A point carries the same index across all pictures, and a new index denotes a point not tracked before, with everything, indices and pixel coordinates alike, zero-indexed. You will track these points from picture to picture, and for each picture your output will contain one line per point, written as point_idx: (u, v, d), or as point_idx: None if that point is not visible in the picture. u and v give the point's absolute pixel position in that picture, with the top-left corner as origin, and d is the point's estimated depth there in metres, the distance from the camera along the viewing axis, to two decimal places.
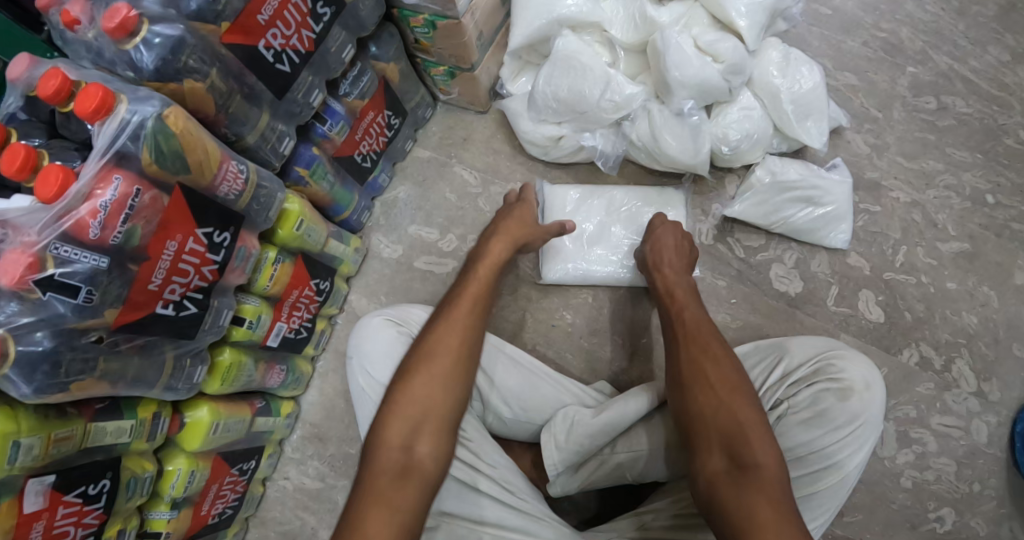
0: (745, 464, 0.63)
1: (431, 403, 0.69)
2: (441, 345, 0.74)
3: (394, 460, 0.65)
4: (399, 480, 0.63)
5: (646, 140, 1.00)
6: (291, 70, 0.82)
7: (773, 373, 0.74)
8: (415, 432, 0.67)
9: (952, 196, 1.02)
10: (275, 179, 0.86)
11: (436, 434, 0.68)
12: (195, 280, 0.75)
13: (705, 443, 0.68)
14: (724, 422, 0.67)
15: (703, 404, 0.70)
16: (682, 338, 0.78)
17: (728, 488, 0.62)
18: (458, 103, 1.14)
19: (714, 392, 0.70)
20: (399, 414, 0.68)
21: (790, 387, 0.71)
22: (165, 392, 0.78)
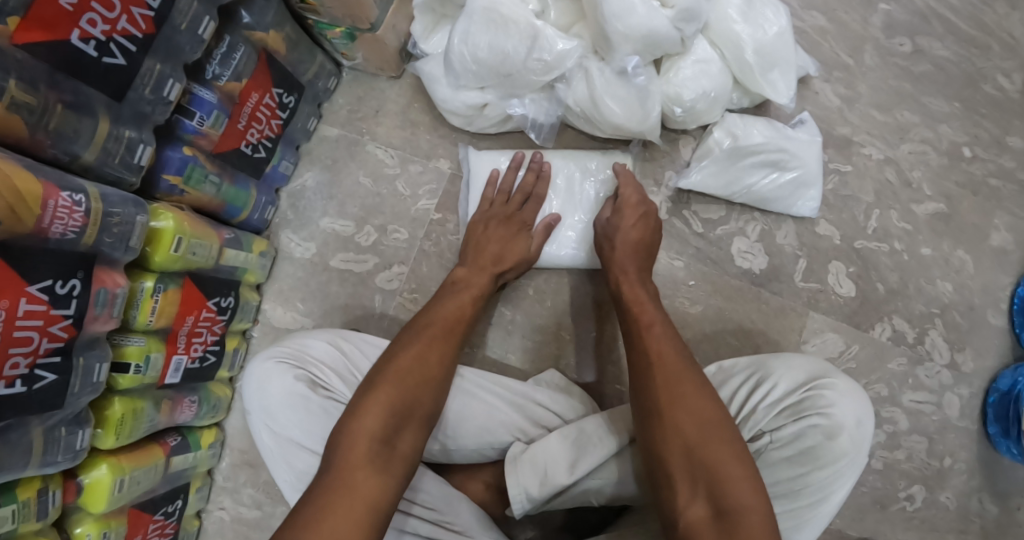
0: (727, 506, 0.54)
1: (420, 396, 0.65)
2: (433, 344, 0.69)
3: (373, 450, 0.59)
4: (377, 471, 0.57)
5: (585, 105, 0.84)
6: (128, 63, 0.65)
7: (753, 396, 0.67)
8: (400, 425, 0.62)
9: (929, 151, 0.94)
10: (130, 199, 0.71)
11: (420, 431, 0.63)
12: (43, 343, 0.63)
13: (683, 483, 0.57)
14: (708, 461, 0.57)
15: (681, 430, 0.59)
16: (653, 346, 0.67)
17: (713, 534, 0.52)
18: (365, 69, 0.96)
19: (690, 424, 0.59)
20: (380, 403, 0.62)
21: (775, 417, 0.65)
22: (43, 468, 0.69)
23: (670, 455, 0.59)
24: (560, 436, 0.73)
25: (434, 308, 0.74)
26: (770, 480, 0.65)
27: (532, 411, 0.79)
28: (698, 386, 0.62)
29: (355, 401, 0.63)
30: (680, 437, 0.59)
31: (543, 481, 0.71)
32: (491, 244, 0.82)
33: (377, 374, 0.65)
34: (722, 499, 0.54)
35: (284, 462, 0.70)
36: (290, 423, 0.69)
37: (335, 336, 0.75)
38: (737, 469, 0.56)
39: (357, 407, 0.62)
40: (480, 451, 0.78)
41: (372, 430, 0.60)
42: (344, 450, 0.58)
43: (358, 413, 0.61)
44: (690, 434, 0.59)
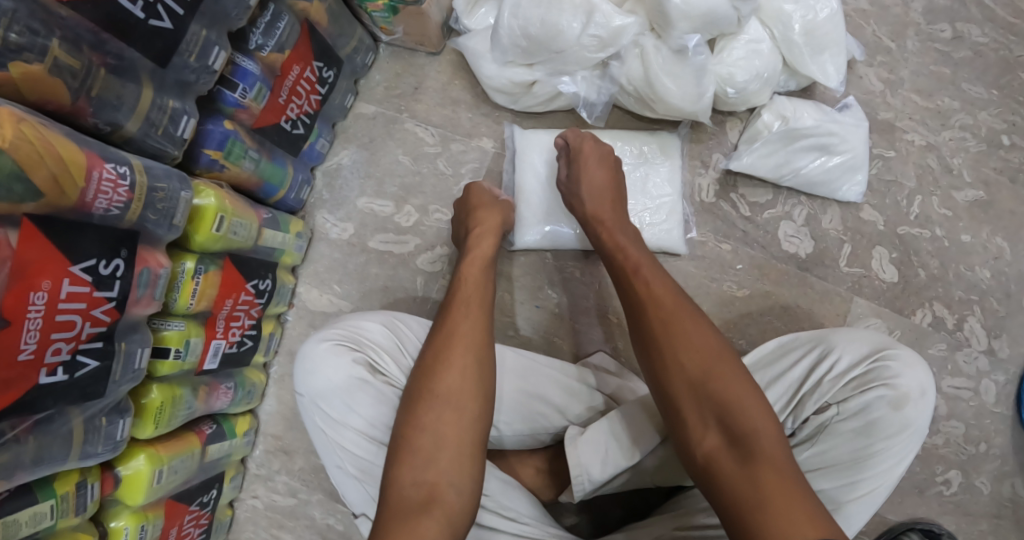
0: (742, 433, 0.54)
1: (448, 423, 0.61)
2: (456, 366, 0.64)
3: (413, 495, 0.57)
4: (420, 517, 0.55)
5: (639, 84, 0.83)
6: (175, 26, 0.61)
7: (818, 367, 0.68)
8: (433, 464, 0.59)
9: (968, 138, 0.93)
10: (173, 173, 0.67)
11: (461, 460, 0.60)
12: (85, 328, 0.60)
13: (692, 410, 0.57)
14: (703, 383, 0.58)
15: (682, 367, 0.59)
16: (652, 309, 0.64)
17: (733, 464, 0.53)
18: (403, 44, 0.93)
19: (686, 352, 0.60)
20: (413, 447, 0.60)
21: (841, 388, 0.67)
22: (82, 460, 0.65)
23: (676, 390, 0.59)
24: (616, 416, 0.73)
25: (453, 318, 0.68)
26: (835, 450, 0.65)
27: (583, 393, 0.78)
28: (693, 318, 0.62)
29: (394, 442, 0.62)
30: (695, 385, 0.58)
31: (604, 461, 0.71)
32: (488, 213, 0.80)
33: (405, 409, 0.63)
34: (733, 425, 0.55)
35: (336, 448, 0.68)
36: (346, 407, 0.67)
37: (391, 318, 0.72)
38: (744, 394, 0.56)
39: (395, 450, 0.61)
40: (534, 436, 0.78)
41: (408, 477, 0.59)
42: (389, 502, 0.57)
43: (395, 460, 0.60)
44: (693, 371, 0.58)
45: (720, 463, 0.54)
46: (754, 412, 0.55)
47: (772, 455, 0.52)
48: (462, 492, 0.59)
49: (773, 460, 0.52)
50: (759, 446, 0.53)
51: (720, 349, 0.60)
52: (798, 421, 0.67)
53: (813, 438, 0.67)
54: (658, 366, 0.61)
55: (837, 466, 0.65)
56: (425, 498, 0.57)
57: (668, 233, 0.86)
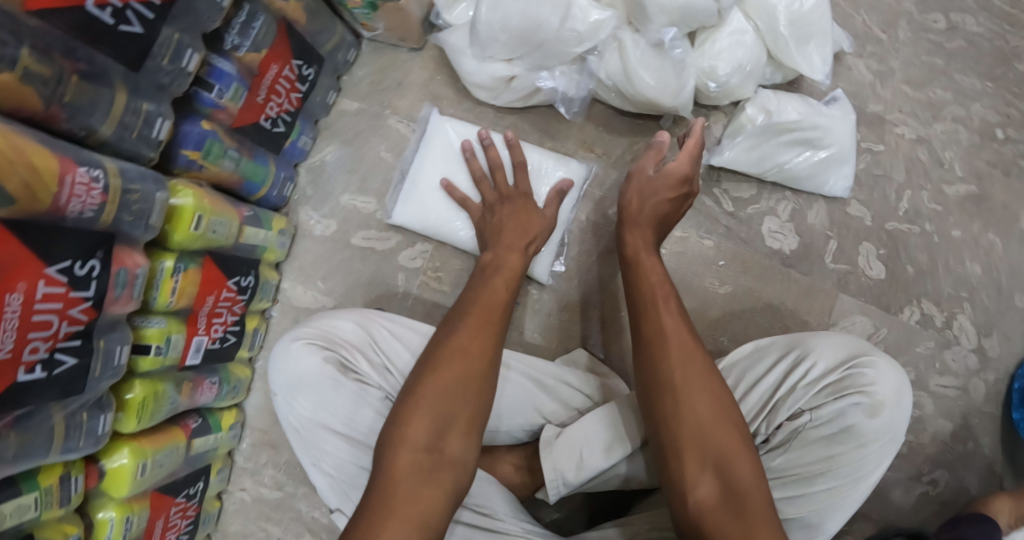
0: (737, 492, 0.55)
1: (471, 385, 0.61)
2: (470, 327, 0.65)
3: (418, 459, 0.57)
4: (428, 486, 0.55)
5: (617, 78, 0.82)
6: (146, 31, 0.62)
7: (791, 373, 0.67)
8: (446, 431, 0.59)
9: (961, 130, 0.91)
10: (148, 175, 0.67)
11: (472, 428, 0.60)
12: (63, 327, 0.61)
13: (690, 462, 0.59)
14: (710, 435, 0.59)
15: (691, 416, 0.60)
16: (661, 354, 0.64)
17: (727, 516, 0.54)
18: (387, 40, 0.93)
19: (701, 402, 0.60)
20: (427, 408, 0.59)
21: (816, 395, 0.66)
22: (64, 455, 0.67)
23: (682, 439, 0.60)
24: (595, 418, 0.72)
25: (467, 296, 0.69)
26: (807, 457, 0.65)
27: (563, 394, 0.78)
28: (700, 360, 0.63)
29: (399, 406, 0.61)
30: (702, 441, 0.59)
31: (579, 465, 0.71)
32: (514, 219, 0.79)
33: (421, 372, 0.63)
34: (732, 478, 0.56)
35: (310, 442, 0.68)
36: (316, 405, 0.68)
37: (364, 317, 0.73)
38: (738, 448, 0.58)
39: (400, 414, 0.60)
40: (510, 433, 0.78)
41: (418, 438, 0.58)
42: (388, 467, 0.56)
43: (402, 422, 0.59)
44: (704, 417, 0.60)
45: (709, 519, 0.55)
46: (746, 471, 0.57)
47: (754, 511, 0.54)
48: (467, 456, 0.59)
49: (763, 520, 0.53)
50: (746, 506, 0.54)
51: (710, 380, 0.62)
52: (772, 427, 0.67)
53: (786, 444, 0.66)
54: (670, 410, 0.61)
55: (811, 473, 0.65)
56: (431, 465, 0.57)
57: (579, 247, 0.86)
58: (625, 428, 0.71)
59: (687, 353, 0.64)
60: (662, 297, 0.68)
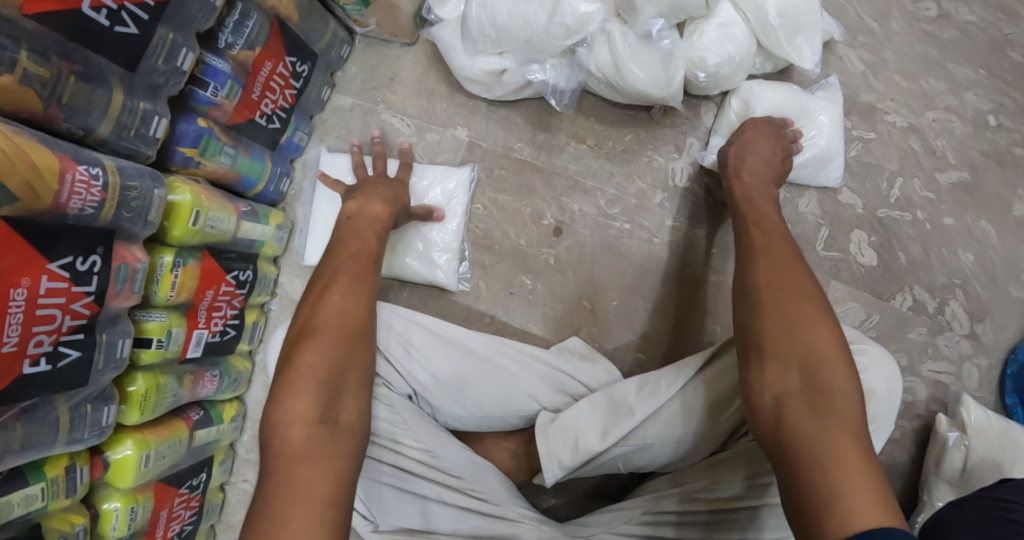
0: (820, 390, 0.52)
1: (348, 365, 0.61)
2: (340, 304, 0.66)
3: (306, 433, 0.55)
4: (317, 457, 0.53)
5: (607, 70, 0.82)
6: (141, 31, 0.63)
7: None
8: (332, 402, 0.58)
9: (954, 120, 0.92)
10: (146, 172, 0.69)
11: (357, 399, 0.61)
12: (66, 321, 0.63)
13: (772, 363, 0.56)
14: (798, 340, 0.56)
15: (777, 319, 0.58)
16: (771, 270, 0.63)
17: (805, 413, 0.51)
18: (378, 35, 0.95)
19: (788, 303, 0.59)
20: (308, 378, 0.58)
21: None
22: (70, 445, 0.69)
23: (767, 337, 0.58)
24: (590, 405, 0.74)
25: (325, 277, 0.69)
26: None
27: (557, 380, 0.80)
28: (803, 281, 0.61)
29: (279, 384, 0.59)
30: (795, 346, 0.56)
31: (575, 448, 0.71)
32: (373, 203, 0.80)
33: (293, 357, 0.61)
34: (821, 379, 0.53)
35: None
36: None
37: None
38: (836, 359, 0.55)
39: (281, 394, 0.58)
40: (506, 420, 0.79)
41: (302, 413, 0.56)
42: (277, 448, 0.54)
43: (286, 395, 0.57)
44: (785, 325, 0.58)
45: (790, 413, 0.52)
46: (837, 378, 0.53)
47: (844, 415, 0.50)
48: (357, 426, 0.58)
49: (844, 421, 0.50)
50: (831, 404, 0.51)
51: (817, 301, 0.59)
52: None
53: None
54: (760, 316, 0.60)
55: None
56: (323, 434, 0.55)
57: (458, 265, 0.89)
58: (622, 415, 0.72)
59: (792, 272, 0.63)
60: (762, 229, 0.69)
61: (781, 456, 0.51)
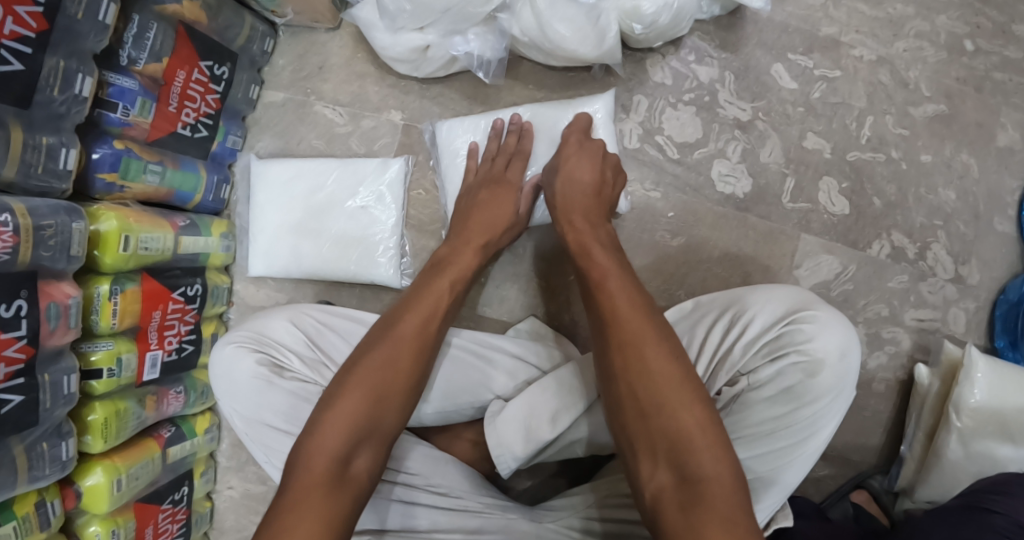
0: (692, 480, 0.51)
1: (384, 418, 0.59)
2: (412, 341, 0.63)
3: (328, 471, 0.54)
4: (334, 498, 0.52)
5: (533, 33, 0.78)
6: (27, 67, 0.61)
7: (731, 335, 0.65)
8: (362, 439, 0.57)
9: (926, 47, 0.86)
10: (61, 207, 0.68)
11: (383, 448, 0.58)
12: (1, 368, 0.62)
13: (644, 452, 0.55)
14: (665, 425, 0.54)
15: (647, 404, 0.55)
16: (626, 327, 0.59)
17: (677, 511, 0.50)
18: (301, 23, 0.90)
19: (651, 370, 0.56)
20: (340, 418, 0.57)
21: (752, 357, 0.64)
22: (33, 483, 0.69)
23: (641, 395, 0.56)
24: (539, 390, 0.72)
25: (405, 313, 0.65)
26: (752, 420, 0.63)
27: (508, 366, 0.78)
28: (656, 342, 0.58)
29: (315, 416, 0.58)
30: (646, 410, 0.55)
31: (526, 438, 0.71)
32: (486, 210, 0.77)
33: (345, 381, 0.60)
34: (686, 465, 0.52)
35: (259, 445, 0.70)
36: (255, 408, 0.69)
37: (296, 314, 0.74)
38: (708, 442, 0.53)
39: (303, 451, 0.55)
40: (461, 412, 0.77)
41: (333, 445, 0.55)
42: (299, 470, 0.54)
43: (317, 430, 0.57)
44: (651, 400, 0.55)
45: (663, 511, 0.51)
46: (711, 457, 0.52)
47: (718, 502, 0.49)
48: (372, 475, 0.57)
49: (721, 516, 0.48)
50: (706, 492, 0.50)
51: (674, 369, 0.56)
52: (714, 394, 0.66)
53: (726, 408, 0.65)
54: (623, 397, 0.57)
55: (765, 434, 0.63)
56: (341, 473, 0.54)
57: (383, 273, 0.86)
58: (571, 398, 0.71)
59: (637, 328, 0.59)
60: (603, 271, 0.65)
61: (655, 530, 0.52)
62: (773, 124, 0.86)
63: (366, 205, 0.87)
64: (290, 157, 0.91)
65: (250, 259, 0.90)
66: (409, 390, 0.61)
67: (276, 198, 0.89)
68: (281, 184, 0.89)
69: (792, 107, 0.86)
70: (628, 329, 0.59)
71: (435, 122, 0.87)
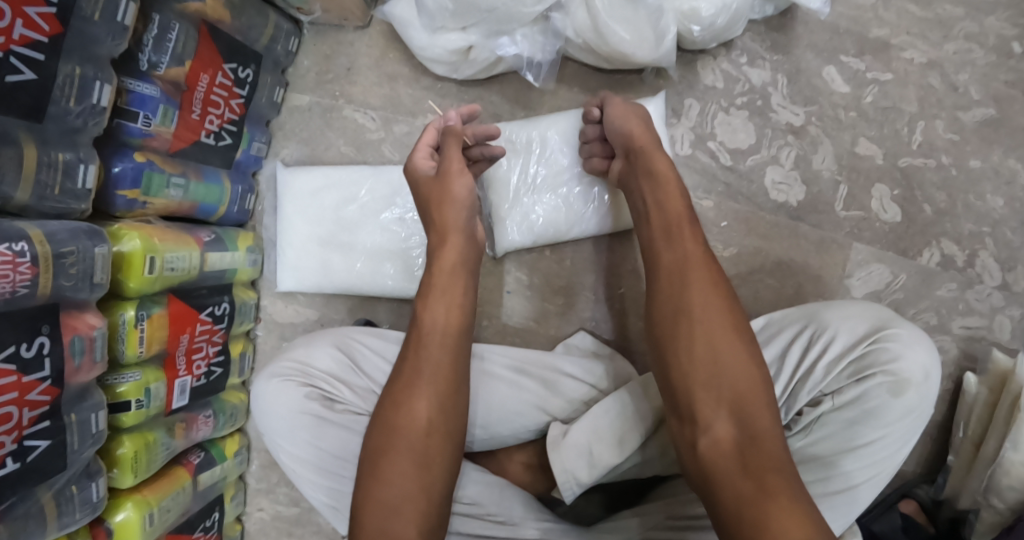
0: (750, 437, 0.49)
1: (416, 481, 0.57)
2: (437, 372, 0.61)
3: None
4: None
5: (586, 36, 0.74)
6: (41, 75, 0.54)
7: (811, 355, 0.63)
8: (400, 510, 0.55)
9: (975, 49, 0.84)
10: (81, 231, 0.62)
11: (423, 506, 0.56)
12: (24, 414, 0.57)
13: (704, 400, 0.52)
14: (730, 378, 0.52)
15: (701, 364, 0.54)
16: (691, 282, 0.57)
17: (737, 467, 0.48)
18: (328, 21, 0.84)
19: (710, 321, 0.55)
20: (380, 491, 0.56)
21: (834, 378, 0.62)
22: (62, 530, 0.65)
23: (703, 344, 0.54)
24: (602, 413, 0.70)
25: (419, 351, 0.61)
26: (832, 442, 0.61)
27: (564, 386, 0.75)
28: (718, 299, 0.56)
29: (357, 498, 0.57)
30: (707, 360, 0.53)
31: (589, 464, 0.68)
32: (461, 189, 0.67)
33: (370, 464, 0.58)
34: (747, 420, 0.50)
35: (309, 481, 0.66)
36: (304, 443, 0.65)
37: (341, 340, 0.70)
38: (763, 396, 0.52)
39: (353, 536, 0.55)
40: (516, 436, 0.74)
41: (373, 524, 0.54)
42: None
43: (362, 509, 0.56)
44: (715, 349, 0.54)
45: (720, 465, 0.49)
46: (761, 413, 0.51)
47: (774, 456, 0.48)
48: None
49: (784, 473, 0.47)
50: (765, 452, 0.48)
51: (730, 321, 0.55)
52: (791, 414, 0.63)
53: (805, 430, 0.63)
54: (681, 351, 0.55)
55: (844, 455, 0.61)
56: None
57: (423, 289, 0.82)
58: (636, 421, 0.68)
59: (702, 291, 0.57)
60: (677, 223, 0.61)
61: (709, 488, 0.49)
62: (826, 129, 0.83)
63: (405, 218, 0.82)
64: (319, 166, 0.85)
65: (279, 274, 0.85)
66: (437, 418, 0.59)
67: (305, 210, 0.83)
68: (311, 196, 0.83)
69: (844, 112, 0.83)
70: (698, 294, 0.56)
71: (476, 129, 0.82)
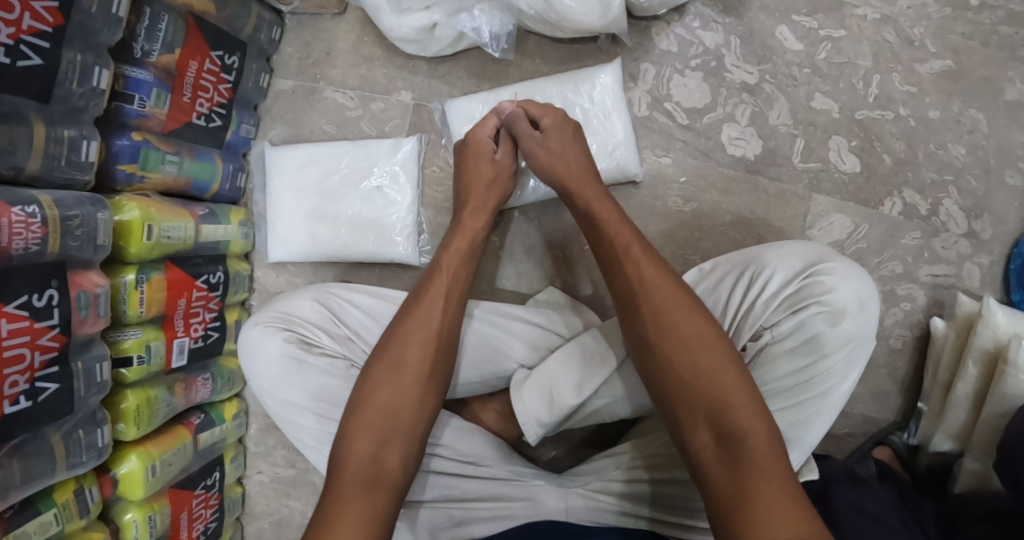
0: (732, 437, 0.53)
1: (408, 417, 0.62)
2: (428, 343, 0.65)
3: (364, 471, 0.57)
4: (370, 496, 0.56)
5: (538, 6, 0.78)
6: (46, 61, 0.62)
7: (751, 293, 0.66)
8: (389, 441, 0.60)
9: (929, 3, 0.86)
10: (85, 199, 0.69)
11: (409, 443, 0.61)
12: (36, 357, 0.64)
13: (684, 414, 0.56)
14: (704, 385, 0.56)
15: (678, 368, 0.57)
16: (658, 291, 0.61)
17: (719, 467, 0.52)
18: (307, 11, 0.92)
19: (683, 322, 0.58)
20: (369, 423, 0.60)
21: (774, 312, 0.64)
22: (71, 470, 0.71)
23: (670, 352, 0.58)
24: (563, 357, 0.73)
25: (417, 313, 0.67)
26: (777, 374, 0.64)
27: (529, 335, 0.79)
28: (687, 307, 0.59)
29: (341, 431, 0.61)
30: (680, 367, 0.57)
31: (550, 405, 0.71)
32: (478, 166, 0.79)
33: (355, 407, 0.62)
34: (724, 423, 0.54)
35: (291, 421, 0.71)
36: (286, 384, 0.70)
37: (320, 293, 0.76)
38: (735, 385, 0.55)
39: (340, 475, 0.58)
40: (485, 383, 0.79)
41: (363, 452, 0.59)
42: (335, 477, 0.57)
43: (347, 440, 0.60)
44: (685, 362, 0.57)
45: (708, 468, 0.53)
46: (747, 415, 0.53)
47: (756, 455, 0.51)
48: (405, 468, 0.59)
49: (769, 469, 0.50)
50: (748, 452, 0.51)
51: (703, 332, 0.58)
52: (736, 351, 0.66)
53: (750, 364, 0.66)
54: (656, 361, 0.59)
55: (789, 386, 0.64)
56: (374, 476, 0.57)
57: (397, 251, 0.87)
58: (595, 361, 0.72)
59: (665, 297, 0.61)
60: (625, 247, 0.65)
61: (700, 480, 0.53)
62: (781, 86, 0.86)
63: (382, 185, 0.88)
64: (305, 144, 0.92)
65: (269, 245, 0.91)
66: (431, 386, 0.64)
67: (292, 185, 0.90)
68: (297, 172, 0.90)
69: (798, 69, 0.86)
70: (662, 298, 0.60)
71: (445, 101, 0.88)
